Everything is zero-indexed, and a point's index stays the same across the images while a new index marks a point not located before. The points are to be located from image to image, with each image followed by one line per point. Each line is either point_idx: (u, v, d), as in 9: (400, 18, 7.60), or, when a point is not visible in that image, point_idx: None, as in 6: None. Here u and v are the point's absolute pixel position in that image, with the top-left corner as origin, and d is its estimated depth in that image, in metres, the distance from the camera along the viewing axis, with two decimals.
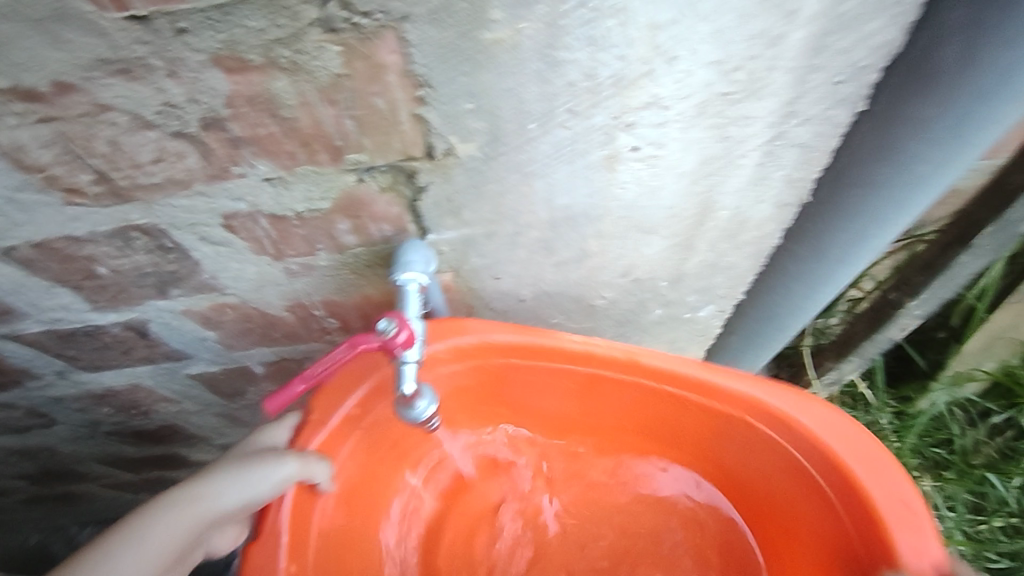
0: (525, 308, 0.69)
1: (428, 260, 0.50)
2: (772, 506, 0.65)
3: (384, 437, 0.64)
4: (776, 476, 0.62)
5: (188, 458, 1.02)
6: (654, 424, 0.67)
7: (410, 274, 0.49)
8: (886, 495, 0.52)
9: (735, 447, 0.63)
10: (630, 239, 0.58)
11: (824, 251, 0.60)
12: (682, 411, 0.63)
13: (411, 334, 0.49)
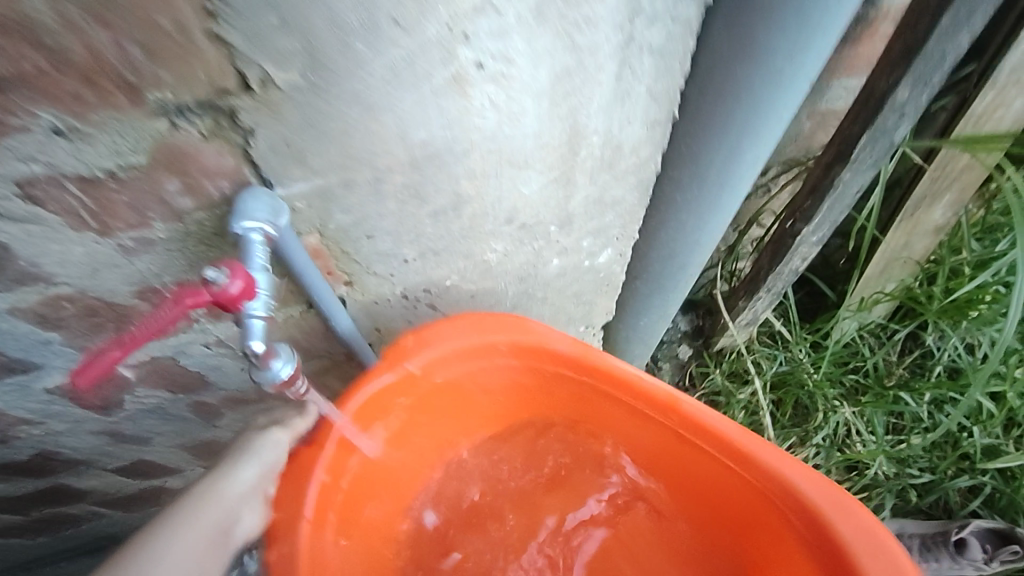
0: (412, 270, 0.65)
1: (276, 209, 0.46)
2: (732, 534, 0.68)
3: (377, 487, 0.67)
4: (706, 474, 0.66)
5: (78, 489, 0.93)
6: (630, 451, 0.71)
7: (249, 222, 0.44)
8: (841, 515, 0.55)
9: (699, 479, 0.67)
10: (506, 176, 0.56)
11: (704, 171, 0.59)
12: (654, 440, 0.67)
13: (248, 283, 0.43)
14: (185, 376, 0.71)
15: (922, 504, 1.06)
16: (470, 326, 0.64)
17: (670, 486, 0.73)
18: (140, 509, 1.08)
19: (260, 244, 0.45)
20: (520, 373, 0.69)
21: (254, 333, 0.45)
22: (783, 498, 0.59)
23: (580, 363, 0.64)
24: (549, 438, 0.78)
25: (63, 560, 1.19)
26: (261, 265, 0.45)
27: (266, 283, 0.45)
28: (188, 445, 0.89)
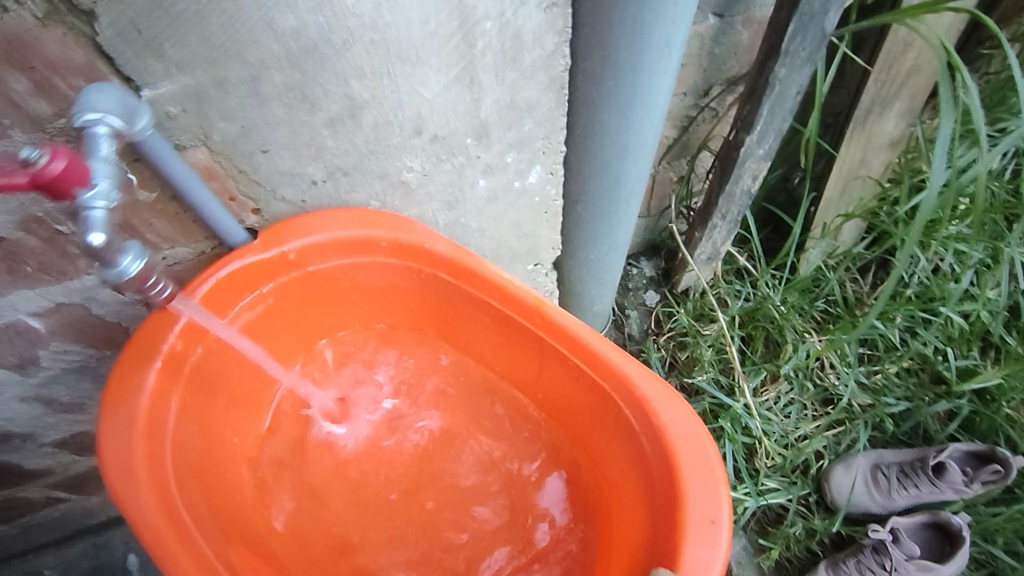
0: (325, 194, 0.62)
1: (125, 97, 0.43)
2: (590, 446, 0.68)
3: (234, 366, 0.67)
4: (574, 393, 0.66)
5: (24, 470, 0.90)
6: (506, 354, 0.71)
7: (92, 113, 0.41)
8: (674, 429, 0.56)
9: (559, 385, 0.67)
10: (400, 74, 0.52)
11: (615, 58, 0.55)
12: (518, 339, 0.68)
13: (73, 165, 0.40)
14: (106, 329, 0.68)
15: (899, 433, 1.03)
16: (351, 219, 0.62)
17: (544, 409, 0.73)
18: (102, 490, 1.05)
19: (109, 138, 0.42)
20: (397, 275, 0.68)
21: (93, 225, 0.41)
22: (630, 410, 0.59)
23: (456, 267, 0.64)
24: (432, 349, 0.78)
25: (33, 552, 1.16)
26: (105, 157, 0.42)
27: (108, 172, 0.42)
28: None
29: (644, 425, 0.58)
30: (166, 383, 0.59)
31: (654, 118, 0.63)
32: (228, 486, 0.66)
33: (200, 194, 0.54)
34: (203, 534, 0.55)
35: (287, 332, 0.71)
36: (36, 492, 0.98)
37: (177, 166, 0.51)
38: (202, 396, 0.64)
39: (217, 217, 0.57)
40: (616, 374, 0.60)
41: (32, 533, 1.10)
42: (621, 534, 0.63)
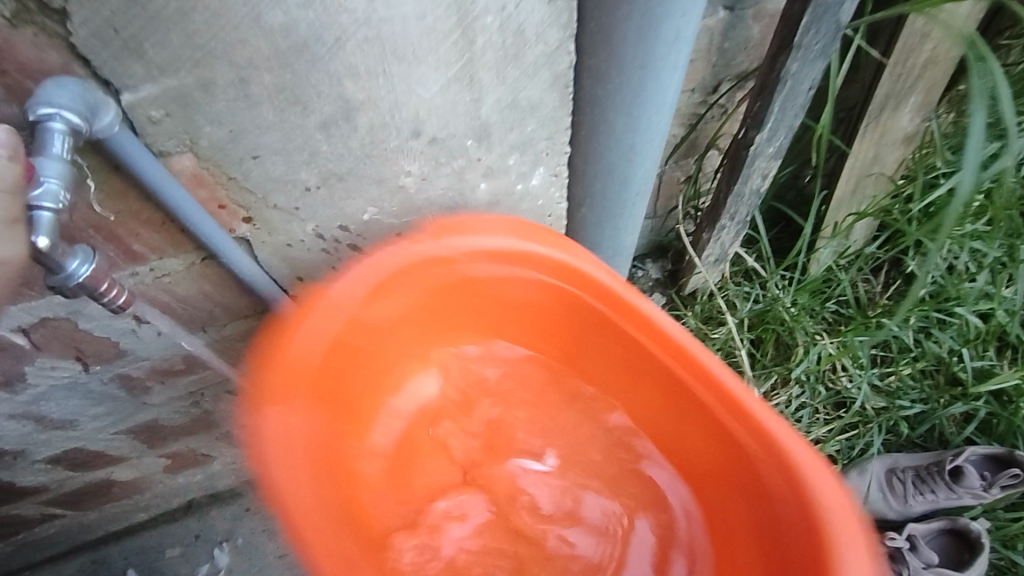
0: (319, 201, 0.59)
1: (86, 92, 0.41)
2: (706, 481, 0.64)
3: (338, 369, 0.64)
4: (693, 426, 0.63)
5: (16, 488, 0.87)
6: (631, 381, 0.67)
7: (47, 108, 0.39)
8: (828, 490, 0.52)
9: (689, 426, 0.64)
10: (396, 73, 0.49)
11: (621, 55, 0.52)
12: (651, 374, 0.64)
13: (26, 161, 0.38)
14: (96, 344, 0.66)
15: (915, 436, 1.00)
16: (508, 227, 0.63)
17: (667, 455, 0.68)
18: (98, 505, 1.03)
19: (63, 135, 0.39)
20: (544, 290, 0.66)
21: (39, 228, 0.39)
22: (767, 456, 0.56)
23: (614, 300, 0.63)
24: (552, 389, 0.74)
25: (30, 568, 1.14)
26: (57, 156, 0.39)
27: (60, 172, 0.39)
28: (126, 429, 0.84)
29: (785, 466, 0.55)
30: (281, 428, 0.58)
31: (663, 117, 0.60)
32: (346, 485, 0.64)
33: (179, 200, 0.50)
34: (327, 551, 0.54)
35: (415, 332, 0.71)
36: (30, 510, 0.95)
37: (151, 168, 0.47)
38: (320, 427, 0.62)
39: (202, 225, 0.54)
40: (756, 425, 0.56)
41: (28, 550, 1.08)
42: None
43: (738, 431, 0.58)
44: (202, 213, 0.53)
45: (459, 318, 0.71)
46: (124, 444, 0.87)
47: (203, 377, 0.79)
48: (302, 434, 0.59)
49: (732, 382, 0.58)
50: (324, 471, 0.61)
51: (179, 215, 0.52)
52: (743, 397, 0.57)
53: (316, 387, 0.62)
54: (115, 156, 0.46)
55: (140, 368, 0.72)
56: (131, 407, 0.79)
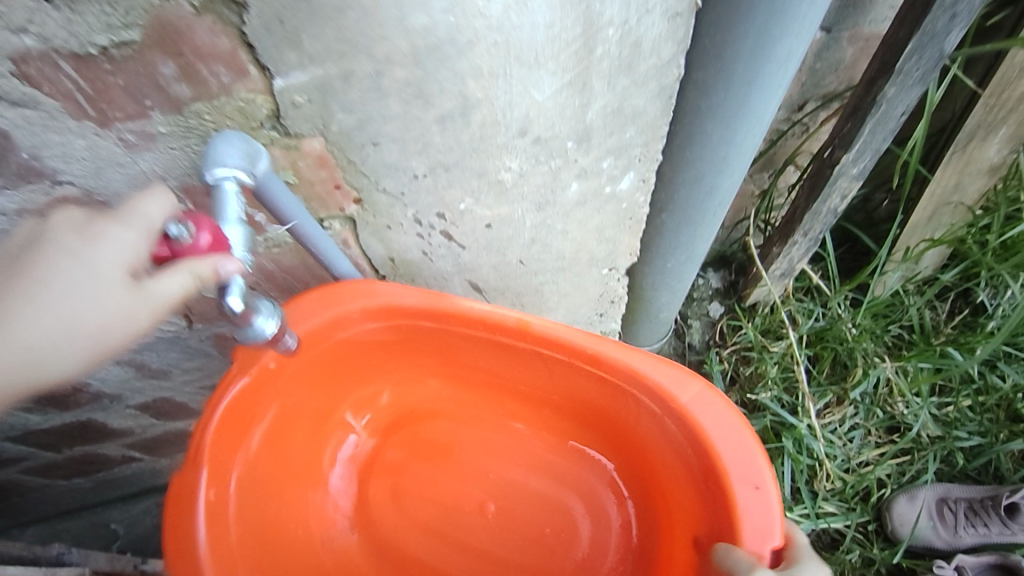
0: (423, 188, 0.62)
1: (241, 150, 0.44)
2: (651, 461, 0.70)
3: (402, 418, 0.81)
4: (668, 463, 0.67)
5: (106, 429, 0.95)
6: (580, 408, 0.74)
7: (222, 170, 0.43)
8: (715, 427, 0.59)
9: (480, 444, 0.80)
10: (516, 76, 0.52)
11: (731, 71, 0.54)
12: (473, 397, 0.79)
13: (218, 236, 0.44)
14: (202, 304, 0.71)
15: (969, 468, 0.99)
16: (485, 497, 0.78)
17: (574, 402, 0.74)
18: (170, 453, 1.10)
19: (235, 192, 0.44)
20: (510, 441, 0.79)
21: (230, 291, 0.45)
22: (525, 442, 0.80)
23: (408, 416, 0.81)
24: (510, 414, 0.79)
25: (101, 505, 1.23)
26: (235, 217, 0.44)
27: (244, 234, 0.45)
28: (210, 385, 0.89)
29: (638, 403, 0.65)
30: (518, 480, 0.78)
31: (758, 133, 0.62)
32: (452, 504, 0.78)
33: (307, 226, 0.54)
34: (538, 477, 0.78)
35: (417, 461, 0.80)
36: (112, 451, 1.03)
37: (290, 202, 0.51)
38: (419, 456, 0.80)
39: (320, 243, 0.57)
40: (549, 350, 0.65)
41: (104, 488, 1.17)
42: (677, 504, 0.68)
43: (600, 487, 0.77)
44: (318, 230, 0.55)
45: (454, 433, 0.80)
46: (205, 399, 0.93)
47: None
48: (419, 499, 0.78)
49: (519, 420, 0.79)
50: (428, 466, 0.80)
51: (309, 238, 0.56)
52: (514, 422, 0.79)
53: (506, 507, 0.77)
54: (259, 198, 0.49)
55: (235, 329, 0.78)
56: (219, 364, 0.85)
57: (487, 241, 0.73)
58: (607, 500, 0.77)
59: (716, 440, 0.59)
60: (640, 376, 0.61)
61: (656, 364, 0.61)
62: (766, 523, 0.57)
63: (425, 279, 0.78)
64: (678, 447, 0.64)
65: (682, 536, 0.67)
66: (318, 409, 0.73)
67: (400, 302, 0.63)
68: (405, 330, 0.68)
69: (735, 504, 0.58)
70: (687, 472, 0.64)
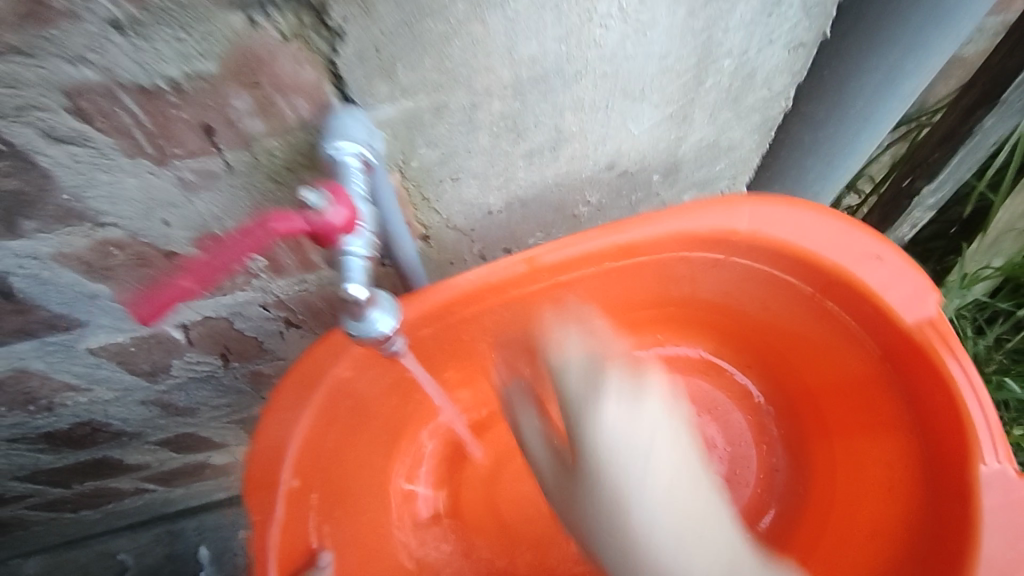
0: (495, 223, 0.57)
1: (362, 129, 0.40)
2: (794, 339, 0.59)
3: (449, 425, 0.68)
4: (775, 313, 0.58)
5: (121, 465, 0.88)
6: (617, 305, 0.61)
7: (347, 142, 0.39)
8: (831, 243, 0.48)
9: None
10: (617, 108, 0.47)
11: (847, 106, 0.49)
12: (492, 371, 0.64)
13: (352, 216, 0.36)
14: (241, 343, 0.65)
15: None
16: None
17: (634, 300, 0.61)
18: (184, 484, 1.04)
19: (358, 169, 0.39)
20: None
21: (353, 274, 0.38)
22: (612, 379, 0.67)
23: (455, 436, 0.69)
24: None
25: (107, 534, 1.16)
26: (361, 194, 0.38)
27: (368, 216, 0.38)
28: (236, 419, 0.83)
29: (705, 267, 0.55)
30: None
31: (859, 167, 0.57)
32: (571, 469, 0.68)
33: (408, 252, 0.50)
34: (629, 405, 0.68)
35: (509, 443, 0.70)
36: (125, 484, 0.96)
37: (394, 218, 0.46)
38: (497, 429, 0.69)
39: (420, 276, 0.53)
40: (576, 273, 0.52)
41: (110, 519, 1.10)
42: (835, 388, 0.59)
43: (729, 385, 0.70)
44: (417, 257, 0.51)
45: None
46: (229, 433, 0.87)
47: None
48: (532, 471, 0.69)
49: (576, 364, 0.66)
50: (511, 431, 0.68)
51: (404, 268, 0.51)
52: None
53: None
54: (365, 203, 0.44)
55: (272, 367, 0.71)
56: (249, 400, 0.79)
57: None
58: (704, 385, 0.71)
59: (805, 242, 0.48)
60: (703, 239, 0.49)
61: (694, 214, 0.48)
62: (913, 288, 0.47)
63: None
64: (778, 285, 0.53)
65: (829, 376, 0.59)
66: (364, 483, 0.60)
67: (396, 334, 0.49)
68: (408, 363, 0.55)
69: (868, 287, 0.48)
70: (799, 305, 0.55)
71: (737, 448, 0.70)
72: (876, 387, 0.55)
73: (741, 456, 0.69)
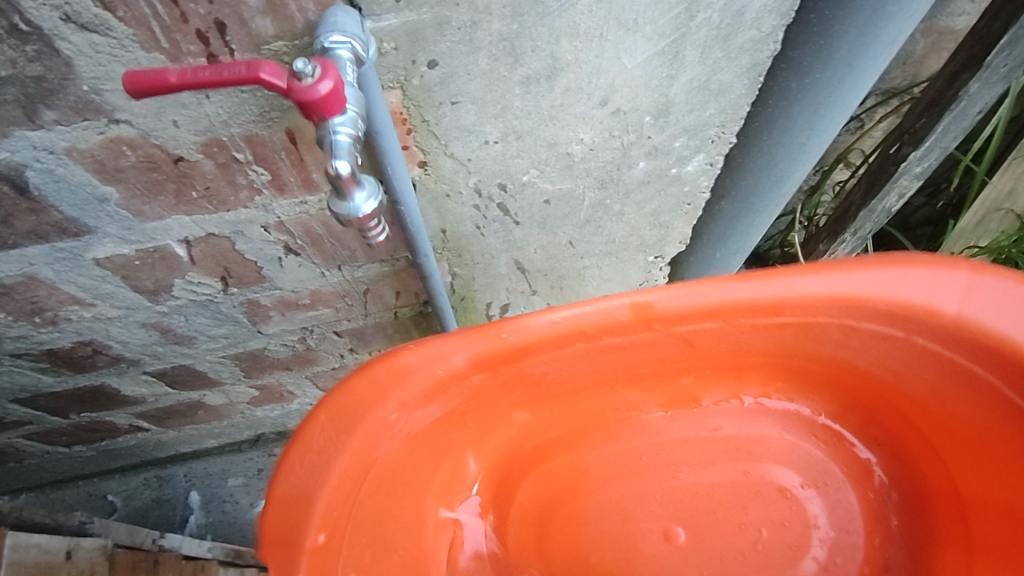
0: (491, 156, 0.59)
1: (357, 26, 0.41)
2: (916, 404, 0.55)
3: (506, 459, 0.64)
4: (899, 376, 0.53)
5: (118, 396, 0.90)
6: (719, 351, 0.56)
7: (339, 35, 0.39)
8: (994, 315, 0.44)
9: (634, 441, 0.63)
10: (611, 38, 0.50)
11: (833, 49, 0.52)
12: (573, 396, 0.61)
13: (339, 89, 0.36)
14: (241, 267, 0.67)
15: None
16: (695, 510, 0.61)
17: (739, 352, 0.56)
18: (178, 425, 1.06)
19: (349, 62, 0.40)
20: (667, 403, 0.62)
21: (340, 151, 0.37)
22: (693, 434, 0.63)
23: (498, 471, 0.64)
24: (633, 393, 0.61)
25: (99, 476, 1.19)
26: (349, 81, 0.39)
27: (355, 100, 0.39)
28: (232, 354, 0.86)
29: (864, 342, 0.51)
30: (699, 486, 0.62)
31: (844, 120, 0.59)
32: (625, 530, 0.61)
33: (397, 167, 0.52)
34: (703, 467, 0.62)
35: (556, 483, 0.63)
36: (120, 419, 0.99)
37: (380, 109, 0.47)
38: (555, 474, 0.63)
39: (407, 199, 0.56)
40: (690, 326, 0.50)
41: (104, 458, 1.12)
42: (959, 458, 0.54)
43: (803, 437, 0.63)
44: (402, 169, 0.53)
45: (585, 409, 0.62)
46: (224, 369, 0.89)
47: (318, 315, 0.79)
48: (578, 521, 0.62)
49: (656, 401, 0.62)
50: (568, 479, 0.63)
51: (390, 183, 0.53)
52: (665, 416, 0.63)
53: (697, 522, 0.61)
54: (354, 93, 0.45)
55: (269, 297, 0.74)
56: (245, 333, 0.81)
57: (541, 218, 0.69)
58: (818, 453, 0.62)
59: (1022, 338, 0.44)
60: (851, 303, 0.46)
61: (842, 271, 0.45)
62: None
63: (472, 255, 0.73)
64: (929, 353, 0.48)
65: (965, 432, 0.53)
66: (404, 518, 0.56)
67: (447, 367, 0.49)
68: (462, 395, 0.53)
69: None
70: (983, 399, 0.49)
71: (844, 534, 0.61)
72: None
73: (845, 546, 0.60)
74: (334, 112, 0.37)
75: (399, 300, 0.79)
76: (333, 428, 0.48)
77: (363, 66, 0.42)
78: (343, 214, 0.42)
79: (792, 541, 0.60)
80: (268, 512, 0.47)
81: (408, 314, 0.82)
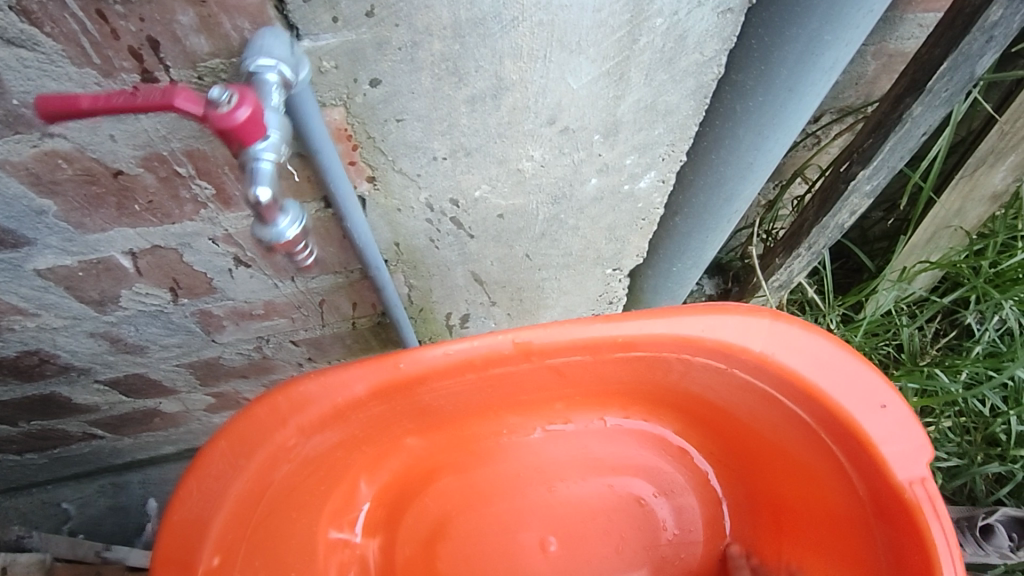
0: (440, 172, 0.59)
1: (287, 49, 0.41)
2: (750, 429, 0.66)
3: (404, 476, 0.72)
4: (717, 402, 0.66)
5: (69, 405, 0.89)
6: (586, 383, 0.66)
7: (266, 59, 0.39)
8: (806, 358, 0.56)
9: (510, 456, 0.74)
10: (556, 60, 0.50)
11: (774, 74, 0.53)
12: (454, 424, 0.70)
13: (258, 115, 0.36)
14: (190, 278, 0.66)
15: (944, 489, 0.97)
16: (567, 515, 0.73)
17: (600, 381, 0.66)
18: (134, 432, 1.04)
19: (277, 87, 0.39)
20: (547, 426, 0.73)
21: (261, 176, 0.37)
22: (563, 451, 0.74)
23: (393, 491, 0.72)
24: (509, 421, 0.72)
25: (53, 483, 1.16)
26: (275, 106, 0.38)
27: (279, 124, 0.38)
28: (187, 363, 0.84)
29: (696, 371, 0.62)
30: (564, 494, 0.73)
31: (790, 141, 0.60)
32: (501, 546, 0.71)
33: (339, 183, 0.53)
34: (573, 479, 0.74)
35: (449, 498, 0.73)
36: (73, 427, 0.97)
37: (319, 128, 0.47)
38: (444, 492, 0.73)
39: (353, 213, 0.57)
40: (562, 358, 0.59)
41: (58, 465, 1.10)
42: (780, 485, 0.67)
43: (654, 453, 0.74)
44: (345, 185, 0.53)
45: (477, 431, 0.72)
46: (179, 377, 0.88)
47: (274, 325, 0.79)
48: (465, 532, 0.72)
49: (537, 423, 0.73)
50: (453, 492, 0.73)
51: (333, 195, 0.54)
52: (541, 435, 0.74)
53: (563, 534, 0.72)
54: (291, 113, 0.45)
55: (221, 307, 0.73)
56: (199, 342, 0.80)
57: (496, 232, 0.69)
58: (666, 466, 0.74)
59: (820, 376, 0.56)
60: (686, 341, 0.56)
61: (679, 317, 0.55)
62: (908, 447, 0.55)
63: (428, 267, 0.73)
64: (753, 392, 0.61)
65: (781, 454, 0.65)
66: (296, 540, 0.64)
67: (347, 395, 0.56)
68: (360, 422, 0.60)
69: (849, 416, 0.56)
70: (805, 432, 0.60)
71: (685, 532, 0.73)
72: (859, 530, 0.60)
73: (685, 542, 0.73)
74: (255, 138, 0.37)
75: (357, 311, 0.79)
76: (232, 455, 0.53)
77: (295, 88, 0.42)
78: (268, 238, 0.41)
79: (636, 541, 0.72)
80: (165, 538, 0.52)
81: (366, 324, 0.82)
